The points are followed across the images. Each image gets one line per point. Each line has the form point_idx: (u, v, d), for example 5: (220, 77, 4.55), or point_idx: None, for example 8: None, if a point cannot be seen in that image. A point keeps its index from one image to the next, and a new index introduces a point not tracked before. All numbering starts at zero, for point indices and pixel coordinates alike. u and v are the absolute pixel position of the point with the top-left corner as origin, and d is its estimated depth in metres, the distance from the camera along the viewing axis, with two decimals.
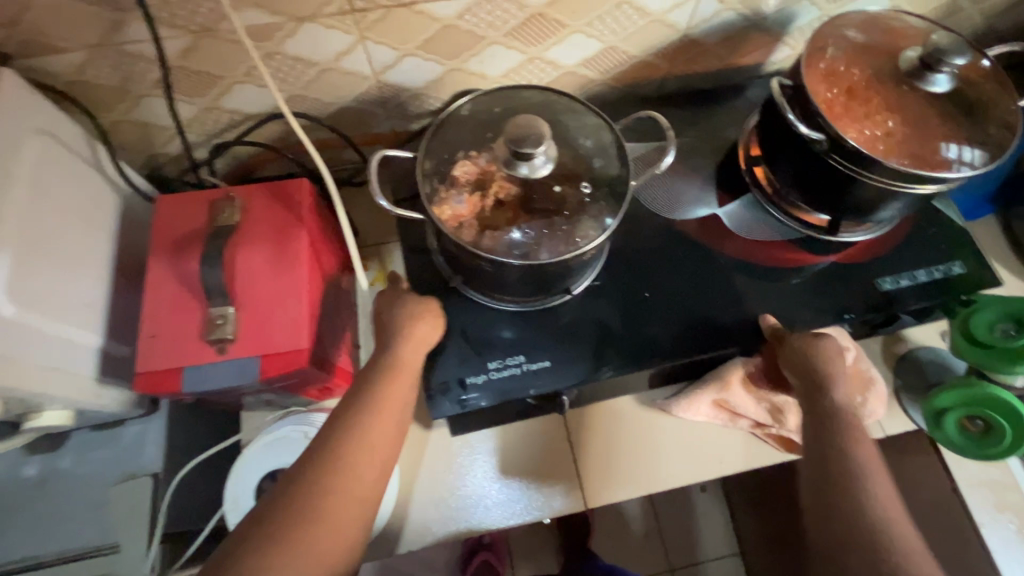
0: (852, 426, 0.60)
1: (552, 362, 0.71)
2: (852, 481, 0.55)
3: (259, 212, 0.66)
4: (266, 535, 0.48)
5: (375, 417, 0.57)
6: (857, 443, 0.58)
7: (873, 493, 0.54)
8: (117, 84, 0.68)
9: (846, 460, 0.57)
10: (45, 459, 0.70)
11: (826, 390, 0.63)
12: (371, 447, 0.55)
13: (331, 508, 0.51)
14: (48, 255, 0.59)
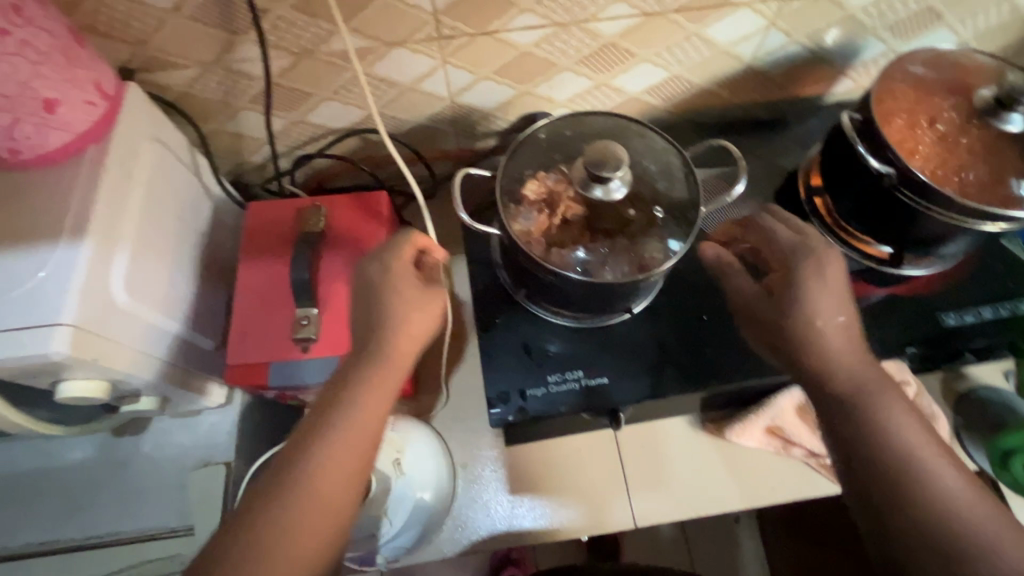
0: (875, 410, 0.57)
1: (611, 379, 0.72)
2: (864, 414, 0.57)
3: (342, 221, 0.70)
4: (261, 518, 0.50)
5: (362, 382, 0.56)
6: (886, 430, 0.56)
7: (885, 423, 0.56)
8: (220, 98, 0.74)
9: (883, 457, 0.55)
10: (130, 442, 0.75)
11: (831, 378, 0.60)
12: (358, 418, 0.55)
13: (320, 483, 0.52)
14: (155, 252, 0.64)
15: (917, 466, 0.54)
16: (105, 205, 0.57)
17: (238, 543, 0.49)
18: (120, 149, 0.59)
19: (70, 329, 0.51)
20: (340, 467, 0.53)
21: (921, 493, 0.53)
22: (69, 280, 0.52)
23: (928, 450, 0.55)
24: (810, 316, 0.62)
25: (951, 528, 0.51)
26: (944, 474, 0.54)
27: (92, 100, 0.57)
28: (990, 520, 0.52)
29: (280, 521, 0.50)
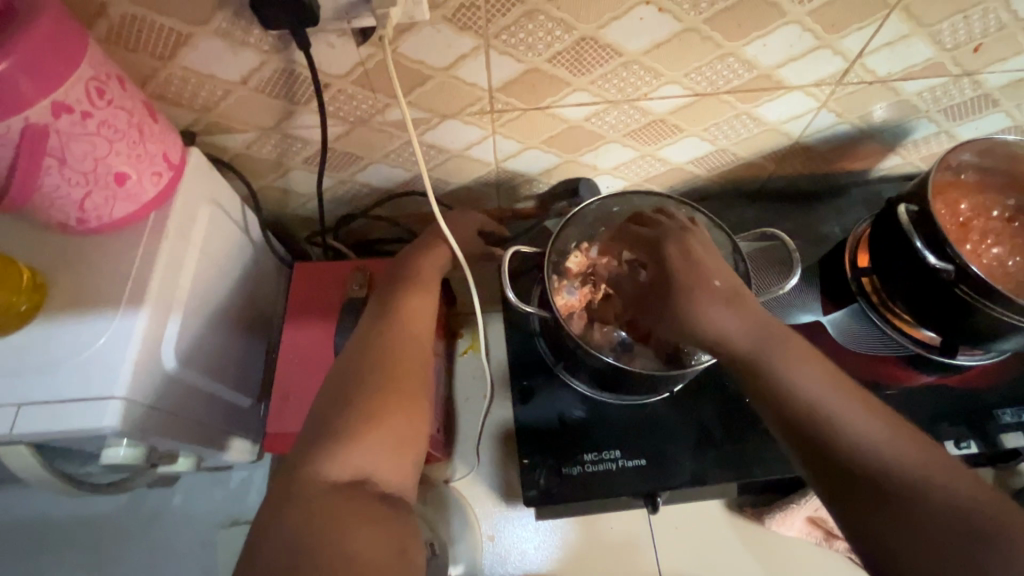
0: (775, 365, 0.54)
1: (648, 461, 0.71)
2: (769, 376, 0.54)
3: None
4: (338, 408, 0.49)
5: (401, 299, 0.60)
6: (789, 383, 0.53)
7: (791, 376, 0.53)
8: (274, 159, 0.76)
9: (797, 412, 0.52)
10: (161, 494, 0.76)
11: (723, 344, 0.57)
12: (403, 324, 0.57)
13: (393, 371, 0.52)
14: (203, 315, 0.65)
15: (833, 412, 0.51)
16: (162, 274, 0.58)
17: (330, 431, 0.47)
18: (179, 217, 0.60)
19: (122, 402, 0.52)
20: (406, 362, 0.54)
21: (839, 438, 0.50)
22: (124, 352, 0.53)
23: (843, 394, 0.52)
24: (687, 276, 0.59)
25: (877, 477, 0.48)
26: (861, 416, 0.50)
27: (158, 171, 0.58)
28: (914, 458, 0.48)
29: (362, 409, 0.49)
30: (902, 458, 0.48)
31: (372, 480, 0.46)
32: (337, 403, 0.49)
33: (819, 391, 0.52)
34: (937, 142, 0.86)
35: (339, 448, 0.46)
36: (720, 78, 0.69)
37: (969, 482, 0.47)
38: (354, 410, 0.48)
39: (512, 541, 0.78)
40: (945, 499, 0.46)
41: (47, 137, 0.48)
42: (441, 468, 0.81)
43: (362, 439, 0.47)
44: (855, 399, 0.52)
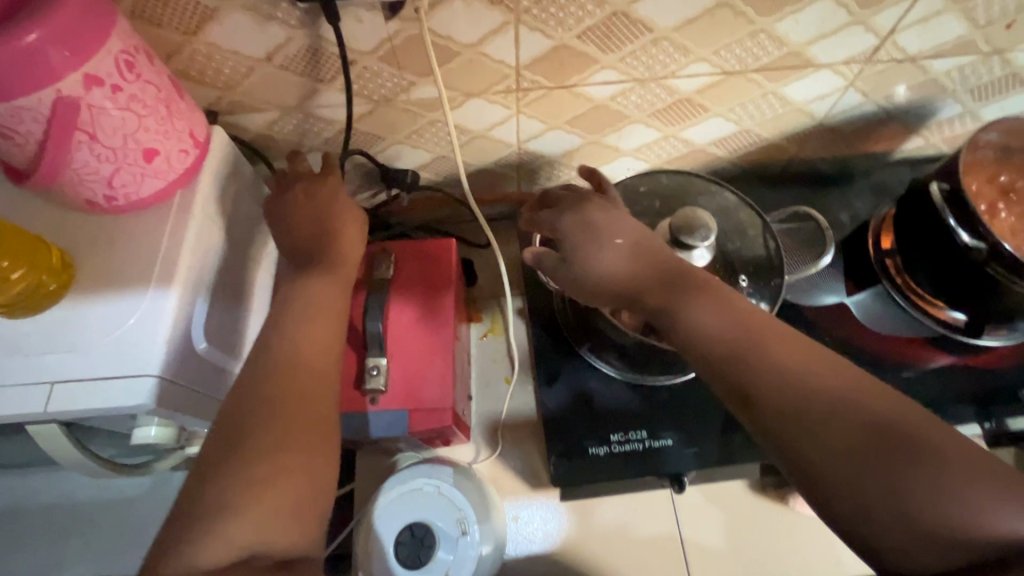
0: (680, 305, 0.53)
1: (675, 442, 0.71)
2: (674, 317, 0.53)
3: (409, 267, 0.70)
4: (220, 471, 0.46)
5: (296, 336, 0.55)
6: (694, 321, 0.51)
7: (698, 317, 0.51)
8: (295, 139, 0.75)
9: (705, 351, 0.50)
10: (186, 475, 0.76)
11: (636, 294, 0.55)
12: (295, 364, 0.53)
13: (273, 430, 0.49)
14: (227, 293, 0.64)
15: (740, 348, 0.49)
16: (190, 252, 0.57)
17: (216, 498, 0.45)
18: (205, 195, 0.60)
19: (155, 379, 0.51)
20: (299, 412, 0.51)
21: (751, 370, 0.48)
22: (156, 330, 0.52)
23: (748, 328, 0.50)
24: (580, 240, 0.58)
25: (792, 402, 0.45)
26: (771, 345, 0.48)
27: (185, 148, 0.57)
28: (827, 378, 0.46)
29: (242, 474, 0.46)
30: (818, 379, 0.46)
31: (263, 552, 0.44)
32: (216, 461, 0.47)
33: (721, 328, 0.50)
34: (962, 123, 0.85)
35: (211, 523, 0.44)
36: (751, 55, 0.68)
37: (885, 393, 0.45)
38: (227, 478, 0.46)
39: (527, 522, 0.76)
40: (863, 413, 0.44)
41: (78, 111, 0.47)
42: (463, 451, 0.81)
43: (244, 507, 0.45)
44: (761, 330, 0.50)
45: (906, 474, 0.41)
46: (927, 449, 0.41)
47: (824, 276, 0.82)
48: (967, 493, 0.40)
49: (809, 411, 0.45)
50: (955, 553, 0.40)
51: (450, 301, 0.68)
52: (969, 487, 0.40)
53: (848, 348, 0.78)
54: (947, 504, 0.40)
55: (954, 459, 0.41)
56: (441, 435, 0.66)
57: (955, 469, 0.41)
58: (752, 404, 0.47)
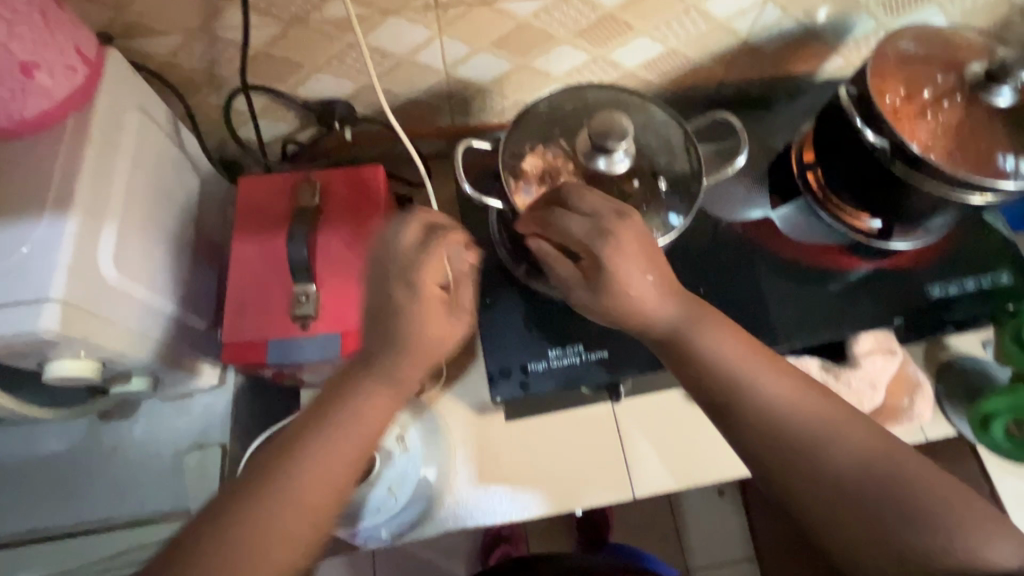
0: (692, 342, 0.58)
1: (612, 354, 0.73)
2: (687, 346, 0.58)
3: (336, 195, 0.68)
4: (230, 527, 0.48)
5: (337, 415, 0.53)
6: (704, 355, 0.57)
7: (710, 349, 0.57)
8: (205, 69, 0.71)
9: (714, 387, 0.57)
10: (119, 426, 0.73)
11: (648, 325, 0.60)
12: (325, 448, 0.51)
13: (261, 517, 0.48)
14: (143, 226, 0.61)
15: (742, 380, 0.56)
16: (90, 177, 0.54)
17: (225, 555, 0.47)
18: (103, 118, 0.56)
19: (59, 306, 0.49)
20: (309, 501, 0.50)
21: (753, 400, 0.55)
22: (57, 255, 0.49)
23: (750, 362, 0.57)
24: (613, 261, 0.58)
25: (796, 439, 0.53)
26: (771, 382, 0.55)
27: (70, 65, 0.54)
28: (818, 414, 0.54)
29: (246, 555, 0.47)
30: (810, 414, 0.54)
31: None
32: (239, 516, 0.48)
33: (730, 363, 0.56)
34: (876, 40, 0.88)
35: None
36: None
37: (866, 427, 0.54)
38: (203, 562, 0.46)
39: (479, 443, 0.78)
40: (846, 446, 0.53)
41: None
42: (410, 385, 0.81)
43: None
44: (761, 363, 0.57)
45: (875, 500, 0.51)
46: (898, 479, 0.51)
47: (742, 187, 0.87)
48: (943, 521, 0.50)
49: (807, 446, 0.53)
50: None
51: (380, 226, 0.67)
52: (944, 507, 0.50)
53: (772, 260, 0.82)
54: (906, 527, 0.50)
55: (921, 490, 0.51)
56: (378, 360, 0.66)
57: (921, 482, 0.51)
58: (755, 438, 0.55)
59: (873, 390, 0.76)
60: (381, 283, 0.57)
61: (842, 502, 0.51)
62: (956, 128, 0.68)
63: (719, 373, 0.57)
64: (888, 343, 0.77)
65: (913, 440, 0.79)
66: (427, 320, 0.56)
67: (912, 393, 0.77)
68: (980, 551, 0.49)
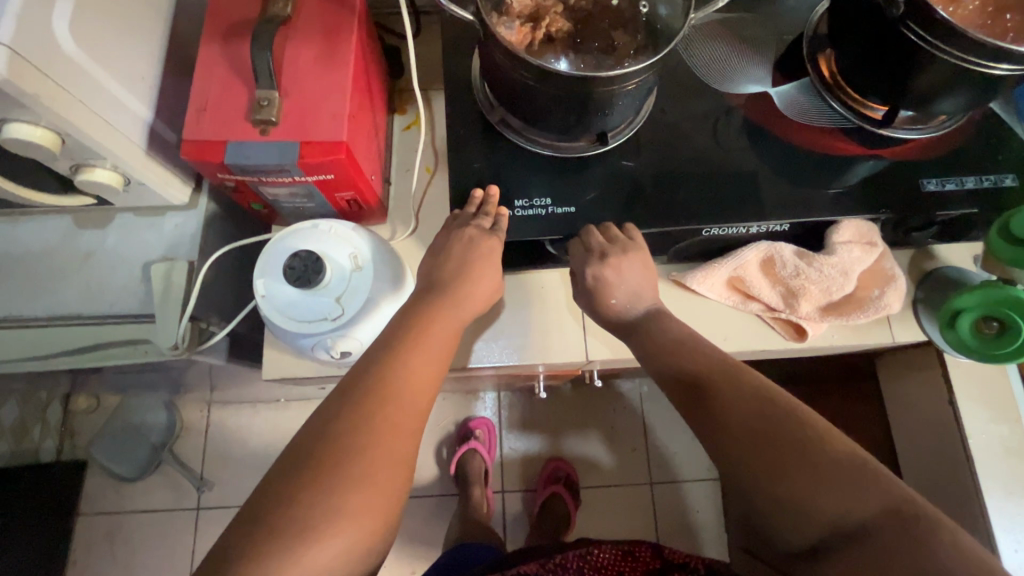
0: (656, 321, 0.68)
1: (578, 210, 0.73)
2: (654, 321, 0.69)
3: (310, 8, 0.66)
4: (330, 446, 0.51)
5: (412, 342, 0.60)
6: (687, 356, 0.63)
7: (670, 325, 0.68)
8: None
9: (661, 340, 0.66)
10: (93, 236, 0.75)
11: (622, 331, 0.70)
12: (411, 370, 0.57)
13: (381, 440, 0.52)
14: (105, 8, 0.59)
15: (688, 342, 0.65)
16: None
17: (322, 461, 0.50)
18: None
19: (7, 53, 0.48)
20: (397, 426, 0.54)
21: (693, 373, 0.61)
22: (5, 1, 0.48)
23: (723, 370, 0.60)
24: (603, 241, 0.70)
25: (712, 379, 0.60)
26: (727, 363, 0.61)
27: None
28: (730, 383, 0.58)
29: (338, 472, 0.50)
30: (769, 388, 0.58)
31: (355, 518, 0.49)
32: (337, 442, 0.51)
33: (674, 332, 0.66)
34: None
35: (334, 492, 0.49)
36: None
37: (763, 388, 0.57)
38: (338, 459, 0.50)
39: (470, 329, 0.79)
40: (747, 399, 0.56)
41: None
42: (380, 232, 0.82)
43: (331, 530, 0.48)
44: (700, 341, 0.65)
45: (796, 466, 0.52)
46: (780, 455, 0.52)
47: (737, 56, 0.82)
48: (812, 484, 0.51)
49: (722, 386, 0.58)
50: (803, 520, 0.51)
51: (350, 43, 0.65)
52: (827, 459, 0.51)
53: (765, 140, 0.77)
54: (842, 502, 0.50)
55: (789, 475, 0.52)
56: (340, 181, 0.66)
57: (809, 444, 0.52)
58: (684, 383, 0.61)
59: (845, 278, 0.73)
60: (469, 246, 0.68)
61: (756, 461, 0.53)
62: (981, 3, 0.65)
63: (669, 339, 0.66)
64: (869, 234, 0.74)
65: (880, 340, 0.78)
66: (476, 271, 0.68)
67: (885, 286, 0.75)
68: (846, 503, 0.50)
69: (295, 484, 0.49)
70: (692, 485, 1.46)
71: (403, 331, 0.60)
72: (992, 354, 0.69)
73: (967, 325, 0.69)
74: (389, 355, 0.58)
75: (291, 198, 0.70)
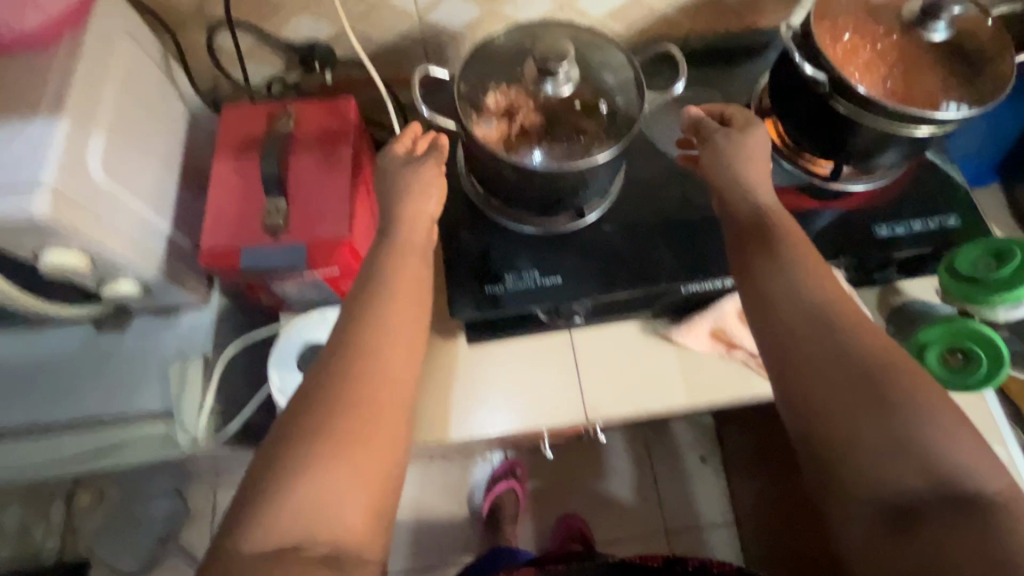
0: (743, 237, 0.66)
1: (565, 280, 0.79)
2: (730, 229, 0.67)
3: (310, 122, 0.74)
4: (316, 416, 0.54)
5: (386, 326, 0.60)
6: (807, 318, 0.58)
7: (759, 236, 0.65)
8: (193, 7, 0.76)
9: (753, 248, 0.65)
10: (112, 338, 0.79)
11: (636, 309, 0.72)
12: (391, 337, 0.60)
13: (368, 407, 0.55)
14: (128, 139, 0.66)
15: (789, 267, 0.62)
16: (82, 85, 0.59)
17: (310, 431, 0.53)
18: (95, 39, 0.62)
19: (50, 193, 0.55)
20: (382, 393, 0.56)
21: (804, 304, 0.59)
22: (49, 148, 0.55)
23: (859, 338, 0.56)
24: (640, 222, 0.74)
25: (825, 321, 0.58)
26: (836, 301, 0.59)
27: None
28: (849, 327, 0.57)
29: (324, 440, 0.52)
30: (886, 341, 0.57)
31: (341, 484, 0.52)
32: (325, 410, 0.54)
33: (774, 247, 0.64)
34: None
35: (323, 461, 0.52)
36: None
37: (879, 342, 0.56)
38: (326, 425, 0.53)
39: (471, 402, 0.83)
40: (870, 349, 0.56)
41: None
42: None
43: (321, 487, 0.51)
44: (803, 258, 0.62)
45: (904, 420, 0.52)
46: (898, 408, 0.53)
47: None
48: (921, 442, 0.52)
49: (845, 333, 0.57)
50: (912, 476, 0.51)
51: (347, 149, 0.73)
52: (938, 422, 0.52)
53: None
54: (950, 455, 0.51)
55: (903, 428, 0.52)
56: (345, 273, 0.72)
57: (922, 406, 0.53)
58: (793, 321, 0.59)
59: None
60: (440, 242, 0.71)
61: (872, 415, 0.53)
62: (904, 66, 0.71)
63: (762, 249, 0.64)
64: None
65: None
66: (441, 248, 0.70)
67: None
68: (951, 463, 0.51)
69: (286, 449, 0.52)
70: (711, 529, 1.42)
71: (374, 316, 0.61)
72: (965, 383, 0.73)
73: (935, 357, 0.73)
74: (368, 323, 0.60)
75: (300, 290, 0.75)
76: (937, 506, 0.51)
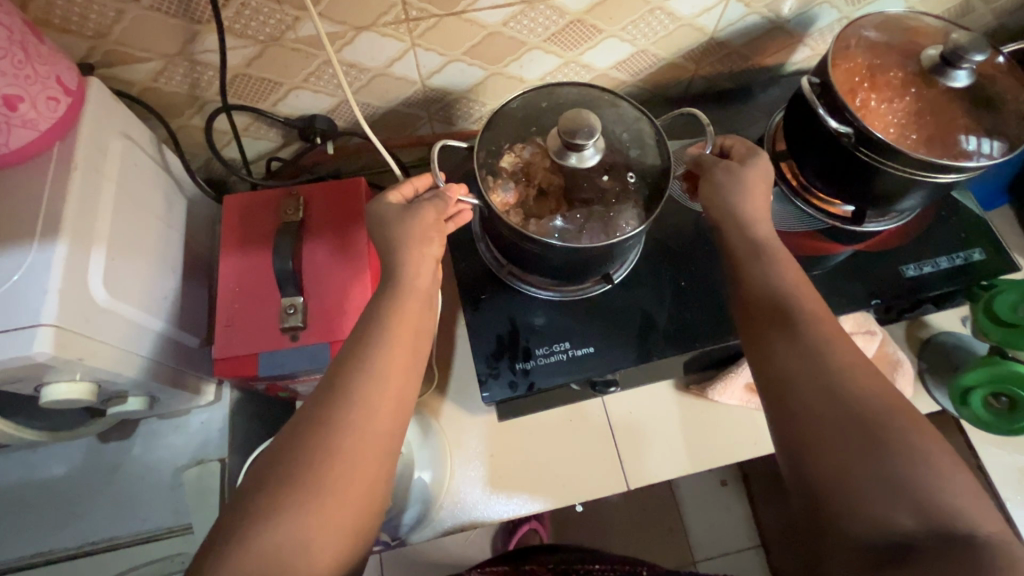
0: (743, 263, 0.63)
1: (596, 348, 0.76)
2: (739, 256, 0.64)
3: (320, 208, 0.70)
4: (302, 446, 0.48)
5: (387, 355, 0.54)
6: (784, 355, 0.54)
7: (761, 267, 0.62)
8: (186, 92, 0.72)
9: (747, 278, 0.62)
10: (119, 445, 0.74)
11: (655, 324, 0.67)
12: (387, 368, 0.53)
13: (353, 441, 0.49)
14: (128, 246, 0.61)
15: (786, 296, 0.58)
16: (77, 201, 0.55)
17: (293, 463, 0.47)
18: (87, 147, 0.57)
19: (52, 329, 0.50)
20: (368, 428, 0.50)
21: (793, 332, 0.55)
22: (46, 278, 0.51)
23: (847, 381, 0.50)
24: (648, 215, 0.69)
25: (813, 347, 0.53)
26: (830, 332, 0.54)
27: (54, 96, 0.55)
28: (839, 357, 0.52)
29: (306, 473, 0.46)
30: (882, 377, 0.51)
31: (316, 520, 0.45)
32: (297, 443, 0.48)
33: (769, 279, 0.60)
34: (839, 28, 0.90)
35: (299, 496, 0.45)
36: None
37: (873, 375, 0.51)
38: (304, 459, 0.47)
39: (503, 475, 0.80)
40: (862, 381, 0.50)
41: None
42: None
43: (295, 518, 0.45)
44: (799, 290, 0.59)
45: (891, 455, 0.45)
46: (887, 440, 0.46)
47: None
48: (913, 479, 0.44)
49: (834, 361, 0.52)
50: (903, 520, 0.43)
51: (362, 235, 0.69)
52: (933, 463, 0.45)
53: None
54: (947, 498, 0.43)
55: (892, 463, 0.45)
56: None
57: (916, 444, 0.46)
58: (777, 346, 0.55)
59: None
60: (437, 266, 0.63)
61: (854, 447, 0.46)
62: (918, 104, 0.71)
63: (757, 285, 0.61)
64: (867, 325, 0.80)
65: None
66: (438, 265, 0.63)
67: (895, 372, 0.79)
68: (951, 511, 0.43)
69: (275, 474, 0.47)
70: (741, 556, 1.33)
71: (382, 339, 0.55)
72: (1010, 427, 0.72)
73: (979, 401, 0.73)
74: (380, 346, 0.54)
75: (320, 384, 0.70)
76: (926, 544, 0.42)
